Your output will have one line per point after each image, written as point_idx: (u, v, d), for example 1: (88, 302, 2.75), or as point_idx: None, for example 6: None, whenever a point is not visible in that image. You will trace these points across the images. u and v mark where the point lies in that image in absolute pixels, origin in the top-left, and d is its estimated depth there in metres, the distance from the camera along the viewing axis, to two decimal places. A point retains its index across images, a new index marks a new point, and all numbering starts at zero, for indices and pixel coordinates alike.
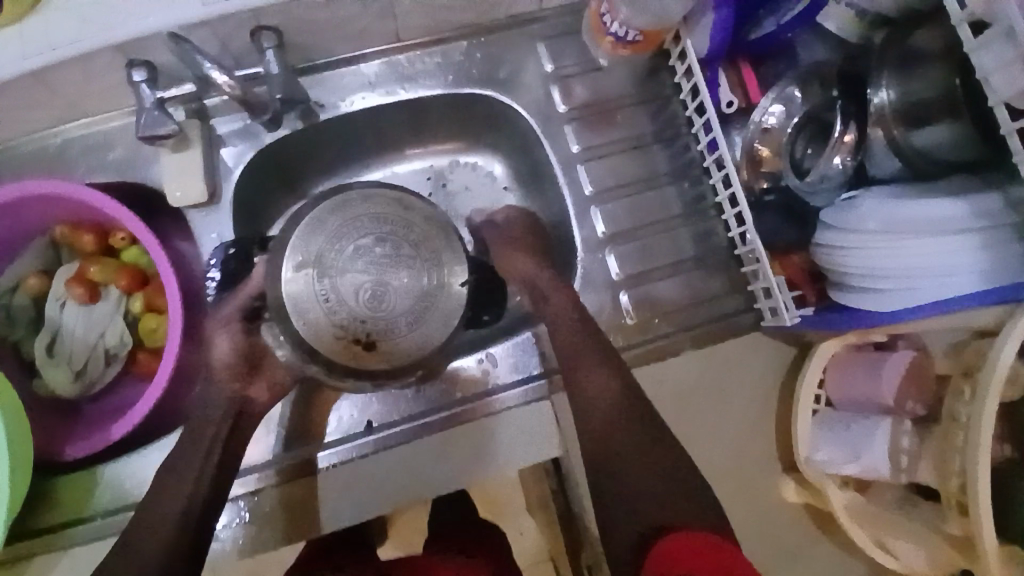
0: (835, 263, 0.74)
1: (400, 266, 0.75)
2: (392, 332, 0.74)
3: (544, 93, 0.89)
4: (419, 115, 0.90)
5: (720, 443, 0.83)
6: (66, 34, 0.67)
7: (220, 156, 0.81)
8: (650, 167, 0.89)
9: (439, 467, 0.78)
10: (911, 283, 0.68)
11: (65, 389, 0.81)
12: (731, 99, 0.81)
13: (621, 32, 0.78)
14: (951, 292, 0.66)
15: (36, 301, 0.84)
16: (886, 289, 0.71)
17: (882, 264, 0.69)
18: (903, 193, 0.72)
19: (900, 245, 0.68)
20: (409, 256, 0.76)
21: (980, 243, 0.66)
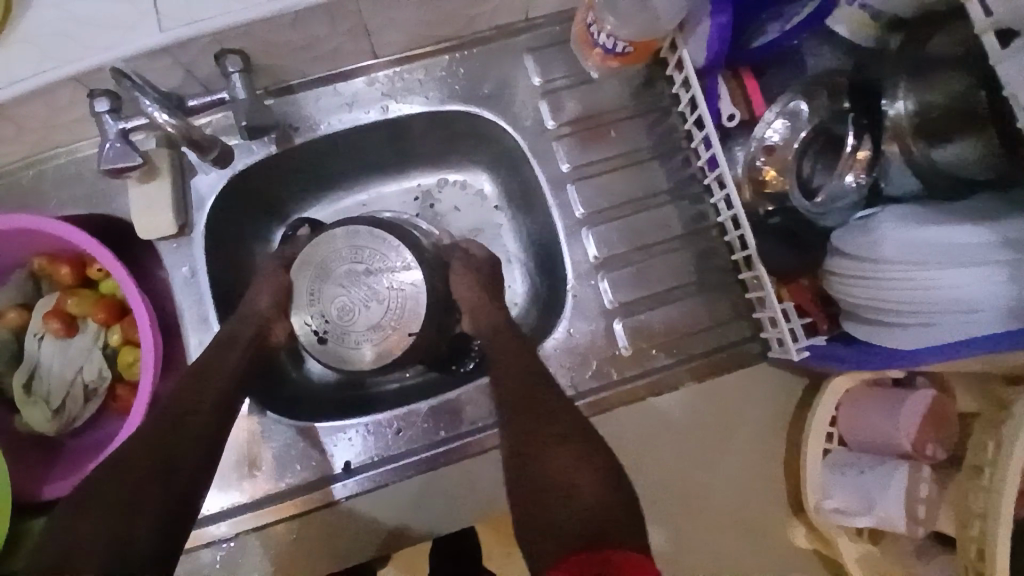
0: (847, 292, 0.69)
1: (372, 294, 0.77)
2: (336, 341, 0.77)
3: (532, 109, 0.84)
4: (401, 134, 0.86)
5: (724, 485, 0.76)
6: (21, 69, 0.64)
7: (191, 185, 0.78)
8: (647, 185, 0.83)
9: (421, 512, 0.74)
10: (928, 319, 0.62)
11: (42, 427, 0.79)
12: (733, 112, 0.74)
13: (610, 44, 0.74)
14: (971, 331, 0.59)
15: (17, 335, 0.82)
16: (903, 323, 0.65)
17: (897, 297, 0.63)
18: (924, 216, 0.65)
19: (913, 278, 0.62)
20: (382, 290, 0.77)
21: (1007, 276, 0.58)
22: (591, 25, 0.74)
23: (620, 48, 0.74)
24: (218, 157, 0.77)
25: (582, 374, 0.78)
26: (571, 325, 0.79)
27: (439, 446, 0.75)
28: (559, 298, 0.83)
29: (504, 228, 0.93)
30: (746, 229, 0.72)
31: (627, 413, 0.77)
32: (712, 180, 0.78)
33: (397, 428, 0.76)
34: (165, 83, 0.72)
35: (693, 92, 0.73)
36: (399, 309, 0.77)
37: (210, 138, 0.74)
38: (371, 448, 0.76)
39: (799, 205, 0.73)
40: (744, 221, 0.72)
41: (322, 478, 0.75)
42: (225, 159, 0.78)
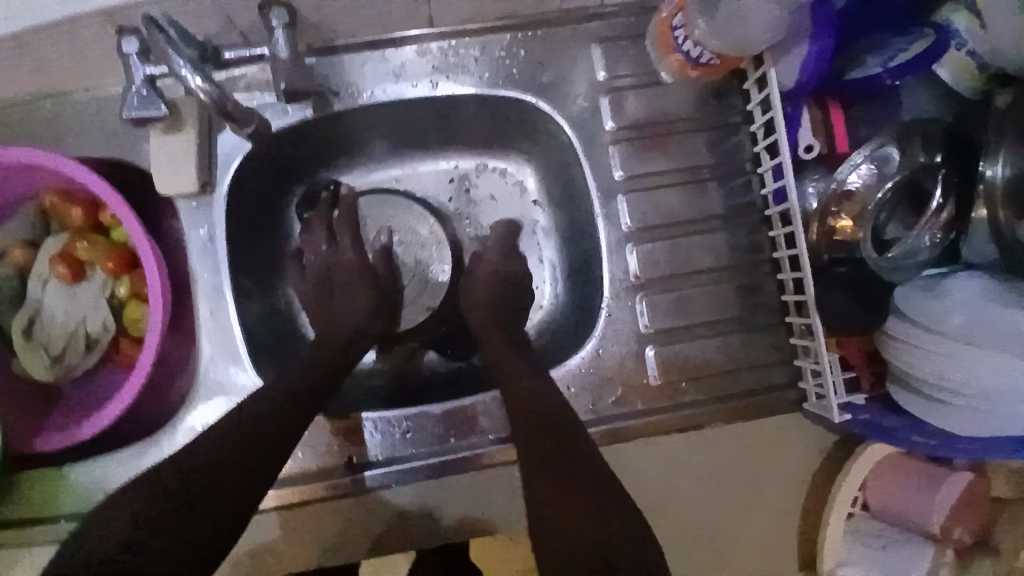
0: (904, 360, 0.64)
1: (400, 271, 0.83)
2: None
3: (592, 106, 0.77)
4: (448, 113, 0.80)
5: (736, 532, 0.73)
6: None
7: (214, 143, 0.73)
8: (703, 207, 0.77)
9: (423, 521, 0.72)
10: (986, 404, 0.60)
11: (41, 375, 0.75)
12: (812, 143, 0.69)
13: (694, 52, 0.66)
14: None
15: (23, 273, 0.77)
16: (956, 403, 0.62)
17: (965, 377, 0.60)
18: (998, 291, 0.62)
19: (989, 362, 0.59)
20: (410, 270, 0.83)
21: None
22: (676, 27, 0.66)
23: (704, 58, 0.67)
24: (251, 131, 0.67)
25: (606, 399, 0.74)
26: (601, 345, 0.74)
27: (448, 453, 0.72)
28: (591, 312, 0.79)
29: (541, 225, 0.87)
30: (807, 274, 0.66)
31: (646, 447, 0.73)
32: (776, 214, 0.73)
33: (408, 428, 0.73)
34: (200, 28, 0.65)
35: (774, 116, 0.67)
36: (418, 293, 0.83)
37: (247, 110, 0.65)
38: (377, 445, 0.73)
39: (867, 256, 0.67)
40: (806, 264, 0.66)
41: (324, 470, 0.72)
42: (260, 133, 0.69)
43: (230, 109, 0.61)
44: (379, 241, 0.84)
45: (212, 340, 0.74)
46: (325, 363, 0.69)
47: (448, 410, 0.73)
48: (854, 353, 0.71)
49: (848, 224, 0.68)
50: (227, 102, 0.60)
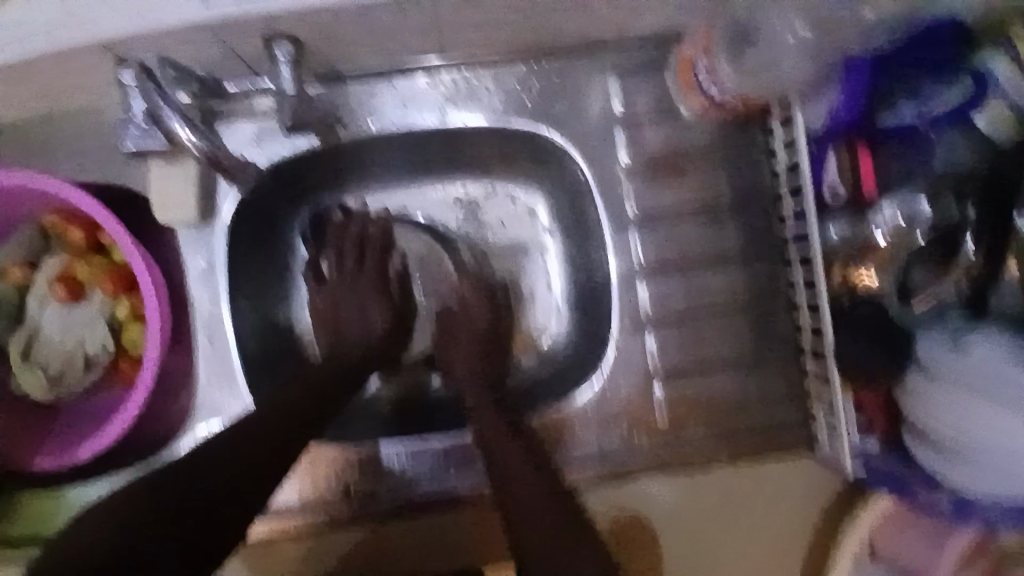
0: (929, 422, 0.62)
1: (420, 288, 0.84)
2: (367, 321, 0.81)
3: (606, 136, 0.74)
4: (458, 141, 0.78)
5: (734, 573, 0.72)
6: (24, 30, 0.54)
7: (213, 180, 0.71)
8: (717, 244, 0.75)
9: (422, 552, 0.72)
10: (1005, 476, 0.58)
11: (39, 395, 0.74)
12: (836, 185, 0.66)
13: (712, 90, 0.66)
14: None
15: (22, 291, 0.76)
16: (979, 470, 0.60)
17: (989, 449, 0.58)
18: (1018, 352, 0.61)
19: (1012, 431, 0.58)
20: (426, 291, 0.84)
21: None
22: (698, 65, 0.66)
23: (723, 98, 0.66)
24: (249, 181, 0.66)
25: (609, 437, 0.73)
26: (609, 384, 0.73)
27: (446, 487, 0.72)
28: (599, 347, 0.77)
29: (550, 252, 0.85)
30: (825, 323, 0.65)
31: (649, 485, 0.72)
32: (795, 256, 0.70)
33: (406, 460, 0.72)
34: (203, 58, 0.63)
35: (797, 157, 0.64)
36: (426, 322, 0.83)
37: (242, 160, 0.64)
38: (374, 475, 0.72)
39: (891, 308, 0.67)
40: (824, 311, 0.65)
41: (320, 501, 0.71)
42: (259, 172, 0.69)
43: (224, 163, 0.62)
44: (394, 266, 0.81)
45: (211, 370, 0.73)
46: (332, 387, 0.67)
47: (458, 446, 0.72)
48: (870, 401, 0.67)
49: (869, 277, 0.67)
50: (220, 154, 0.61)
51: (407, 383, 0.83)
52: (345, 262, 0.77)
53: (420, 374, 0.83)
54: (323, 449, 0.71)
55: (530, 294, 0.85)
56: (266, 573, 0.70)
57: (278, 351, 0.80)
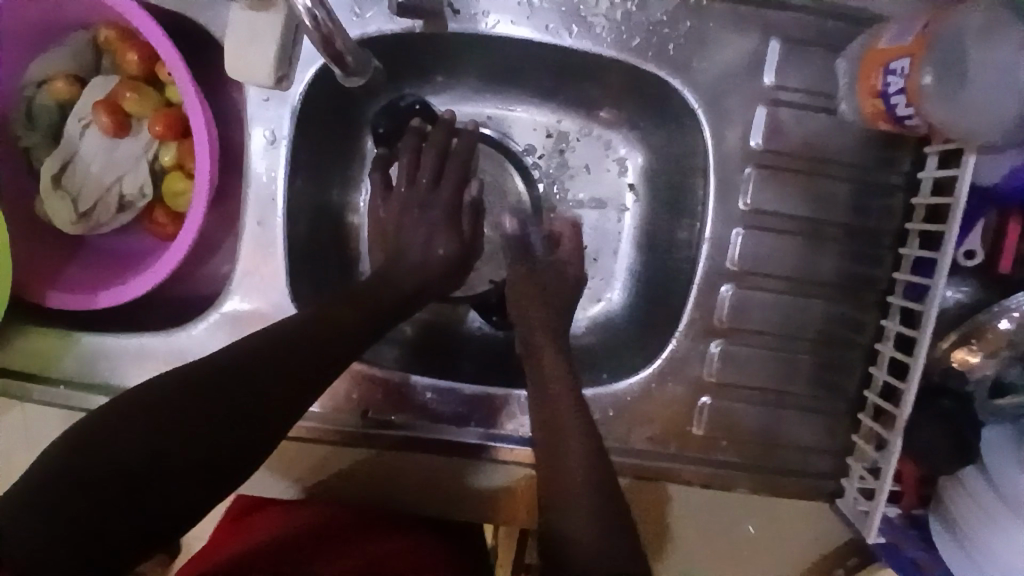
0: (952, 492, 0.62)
1: (487, 214, 0.78)
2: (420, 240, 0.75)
3: (743, 112, 0.65)
4: (572, 65, 0.68)
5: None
6: None
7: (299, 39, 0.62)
8: (817, 265, 0.67)
9: (424, 494, 0.70)
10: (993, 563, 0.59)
11: (65, 226, 0.70)
12: (975, 249, 0.61)
13: (904, 109, 0.56)
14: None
15: (63, 107, 0.71)
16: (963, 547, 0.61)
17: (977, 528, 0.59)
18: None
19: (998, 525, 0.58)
20: (492, 216, 0.79)
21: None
22: (892, 70, 0.56)
23: (911, 121, 0.56)
24: (362, 81, 0.58)
25: (638, 432, 0.69)
26: (658, 378, 0.69)
27: (460, 439, 0.69)
28: (656, 333, 0.72)
29: (629, 215, 0.78)
30: (909, 390, 0.58)
31: (664, 488, 0.70)
32: (898, 306, 0.64)
33: (431, 399, 0.69)
34: None
35: (952, 204, 0.56)
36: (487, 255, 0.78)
37: (366, 62, 0.56)
38: (396, 402, 0.69)
39: (976, 394, 0.62)
40: (913, 380, 0.58)
41: (340, 414, 0.69)
42: (361, 68, 0.56)
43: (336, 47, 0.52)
44: (471, 195, 0.73)
45: (251, 255, 0.66)
46: (385, 306, 0.62)
47: (497, 395, 0.70)
48: (907, 473, 0.65)
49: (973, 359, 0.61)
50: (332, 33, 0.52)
51: (442, 310, 0.79)
52: (418, 178, 0.70)
53: (458, 307, 0.79)
54: (361, 365, 0.69)
55: (593, 254, 0.79)
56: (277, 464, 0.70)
57: (322, 243, 0.74)
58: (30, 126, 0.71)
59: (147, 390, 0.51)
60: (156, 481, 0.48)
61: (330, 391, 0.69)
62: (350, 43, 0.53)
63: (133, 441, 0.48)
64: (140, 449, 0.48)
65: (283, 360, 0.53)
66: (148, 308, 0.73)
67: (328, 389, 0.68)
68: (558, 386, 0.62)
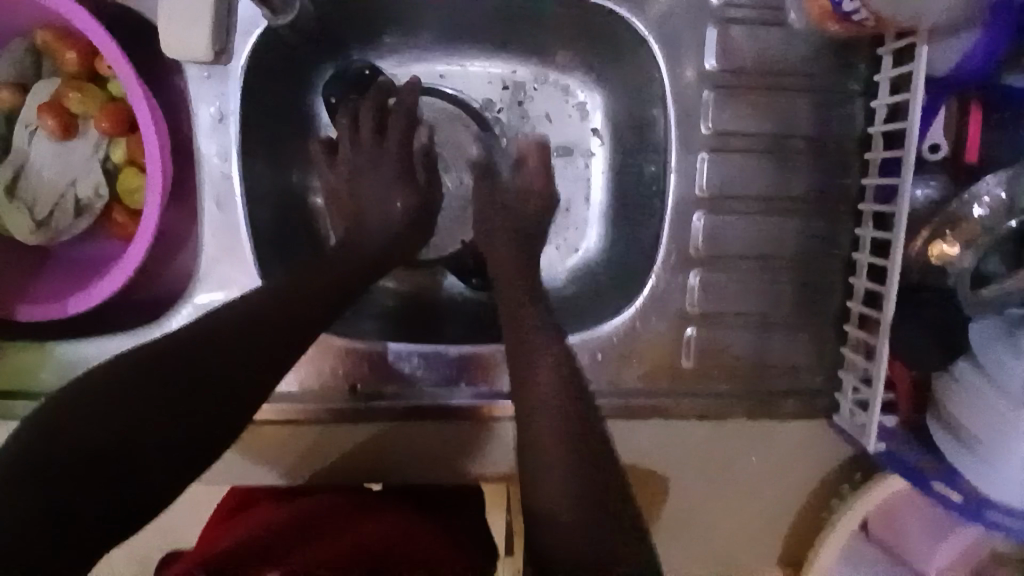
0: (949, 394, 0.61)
1: (450, 170, 0.77)
2: None
3: (693, 36, 0.64)
4: (518, 6, 0.67)
5: (738, 513, 0.71)
6: None
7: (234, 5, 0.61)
8: (788, 184, 0.66)
9: (409, 459, 0.69)
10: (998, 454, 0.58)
11: (25, 236, 0.68)
12: (939, 142, 0.61)
13: (848, 4, 0.55)
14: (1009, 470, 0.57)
15: (7, 117, 0.69)
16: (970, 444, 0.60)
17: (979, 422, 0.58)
18: None
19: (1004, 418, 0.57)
20: (455, 171, 0.78)
21: None
22: None
23: (858, 15, 0.56)
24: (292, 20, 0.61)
25: (628, 372, 0.69)
26: (641, 315, 0.68)
27: (446, 400, 0.68)
28: (636, 273, 0.71)
29: (596, 160, 0.77)
30: (890, 292, 0.58)
31: (661, 426, 0.69)
32: (871, 211, 0.63)
33: (416, 363, 0.68)
34: None
35: (913, 98, 0.55)
36: (457, 215, 0.78)
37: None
38: (376, 370, 0.68)
39: (958, 289, 0.60)
40: (893, 281, 0.58)
41: (327, 391, 0.68)
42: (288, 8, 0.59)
43: None
44: (421, 141, 0.74)
45: (216, 240, 0.65)
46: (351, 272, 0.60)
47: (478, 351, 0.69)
48: (900, 379, 0.65)
49: (950, 248, 0.60)
50: None
51: (418, 279, 0.78)
52: (360, 134, 0.69)
53: (434, 272, 0.78)
54: (326, 335, 0.68)
55: (565, 204, 0.78)
56: (255, 449, 0.68)
57: (287, 225, 0.72)
58: None
59: (103, 376, 0.49)
60: (123, 460, 0.47)
61: (301, 364, 0.68)
62: None
63: (89, 431, 0.47)
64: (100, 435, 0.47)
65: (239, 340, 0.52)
66: (119, 311, 0.72)
67: (301, 362, 0.68)
68: (535, 335, 0.61)
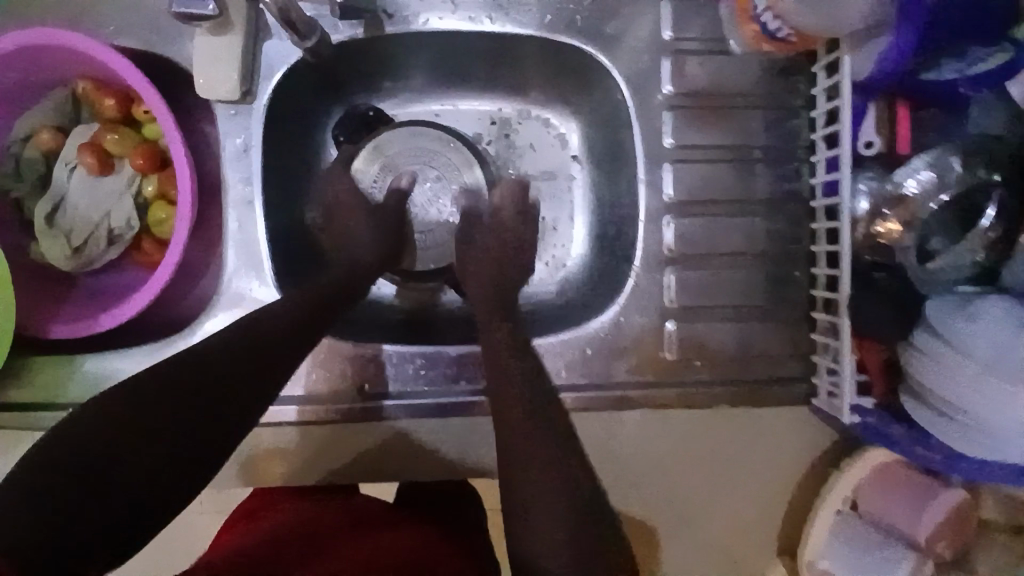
0: (911, 364, 0.65)
1: (439, 199, 0.84)
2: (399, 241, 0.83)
3: (652, 66, 0.74)
4: (501, 51, 0.78)
5: (733, 503, 0.73)
6: None
7: (260, 51, 0.72)
8: (748, 189, 0.75)
9: (406, 460, 0.72)
10: (959, 415, 0.62)
11: (60, 262, 0.76)
12: (873, 139, 0.68)
13: (773, 24, 0.67)
14: (970, 435, 0.61)
15: (47, 158, 0.78)
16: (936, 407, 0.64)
17: (939, 384, 0.62)
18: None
19: (960, 379, 0.61)
20: (442, 200, 0.84)
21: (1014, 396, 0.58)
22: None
23: (782, 32, 0.68)
24: (316, 45, 0.69)
25: (617, 364, 0.74)
26: (624, 310, 0.74)
27: (448, 396, 0.73)
28: (618, 278, 0.78)
29: (577, 183, 0.86)
30: (843, 270, 0.66)
31: (652, 417, 0.73)
32: (823, 207, 0.70)
33: (420, 365, 0.73)
34: None
35: (841, 105, 0.65)
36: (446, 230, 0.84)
37: (310, 22, 0.66)
38: (383, 373, 0.73)
39: (907, 264, 0.68)
40: (844, 260, 0.66)
41: (332, 393, 0.73)
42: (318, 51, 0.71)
43: (292, 19, 0.64)
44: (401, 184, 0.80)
45: (239, 259, 0.73)
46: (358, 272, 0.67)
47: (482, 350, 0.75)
48: (872, 360, 0.69)
49: (895, 227, 0.69)
50: (290, 11, 0.63)
51: (419, 296, 0.84)
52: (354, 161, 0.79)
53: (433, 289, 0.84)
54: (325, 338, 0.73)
55: (552, 222, 0.85)
56: (262, 451, 0.71)
57: (298, 247, 0.79)
58: (18, 179, 0.77)
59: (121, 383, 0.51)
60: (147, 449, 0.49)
61: (310, 367, 0.73)
62: (302, 12, 0.65)
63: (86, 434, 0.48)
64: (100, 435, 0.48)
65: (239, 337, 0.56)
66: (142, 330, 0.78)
67: (313, 366, 0.73)
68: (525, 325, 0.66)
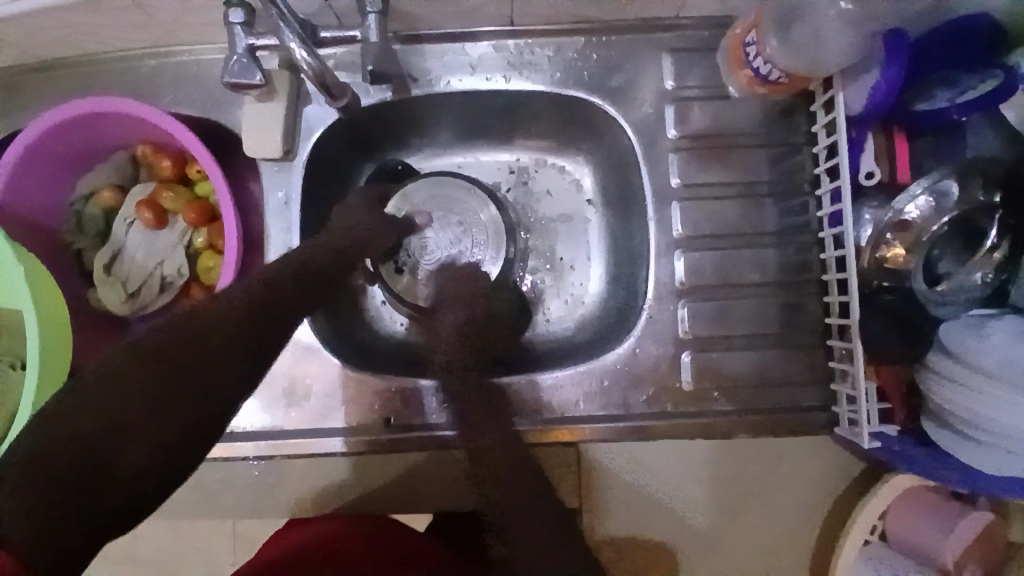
0: (931, 387, 0.64)
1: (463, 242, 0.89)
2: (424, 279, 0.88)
3: (656, 113, 0.80)
4: (516, 106, 0.85)
5: (756, 531, 0.74)
6: None
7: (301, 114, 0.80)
8: (756, 221, 0.78)
9: (436, 488, 0.76)
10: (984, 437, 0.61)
11: (116, 308, 0.84)
12: (873, 169, 0.70)
13: (764, 67, 0.71)
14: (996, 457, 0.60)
15: (108, 214, 0.87)
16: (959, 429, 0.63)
17: (961, 404, 0.61)
18: None
19: (981, 399, 0.60)
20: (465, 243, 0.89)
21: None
22: (749, 43, 0.71)
23: (773, 75, 0.72)
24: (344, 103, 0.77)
25: (634, 395, 0.76)
26: (639, 343, 0.76)
27: None
28: (632, 312, 0.81)
29: (592, 224, 0.90)
30: (853, 296, 0.67)
31: (671, 444, 0.75)
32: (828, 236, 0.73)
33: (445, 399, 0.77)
34: (304, 8, 0.74)
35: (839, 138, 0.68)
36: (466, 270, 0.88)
37: (342, 85, 0.75)
38: (411, 406, 0.77)
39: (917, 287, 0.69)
40: (853, 285, 0.67)
41: (366, 426, 0.77)
42: (350, 108, 0.79)
43: (327, 82, 0.72)
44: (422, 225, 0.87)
45: None
46: None
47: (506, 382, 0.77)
48: (891, 385, 0.69)
49: (901, 252, 0.70)
50: (324, 76, 0.71)
51: None
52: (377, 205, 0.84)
53: None
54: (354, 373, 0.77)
55: (569, 262, 0.90)
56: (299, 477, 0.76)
57: None
58: (80, 232, 0.86)
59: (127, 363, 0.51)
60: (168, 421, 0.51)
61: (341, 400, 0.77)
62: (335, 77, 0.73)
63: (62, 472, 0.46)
64: (83, 461, 0.47)
65: (219, 348, 0.54)
66: None
67: (346, 402, 0.77)
68: None
